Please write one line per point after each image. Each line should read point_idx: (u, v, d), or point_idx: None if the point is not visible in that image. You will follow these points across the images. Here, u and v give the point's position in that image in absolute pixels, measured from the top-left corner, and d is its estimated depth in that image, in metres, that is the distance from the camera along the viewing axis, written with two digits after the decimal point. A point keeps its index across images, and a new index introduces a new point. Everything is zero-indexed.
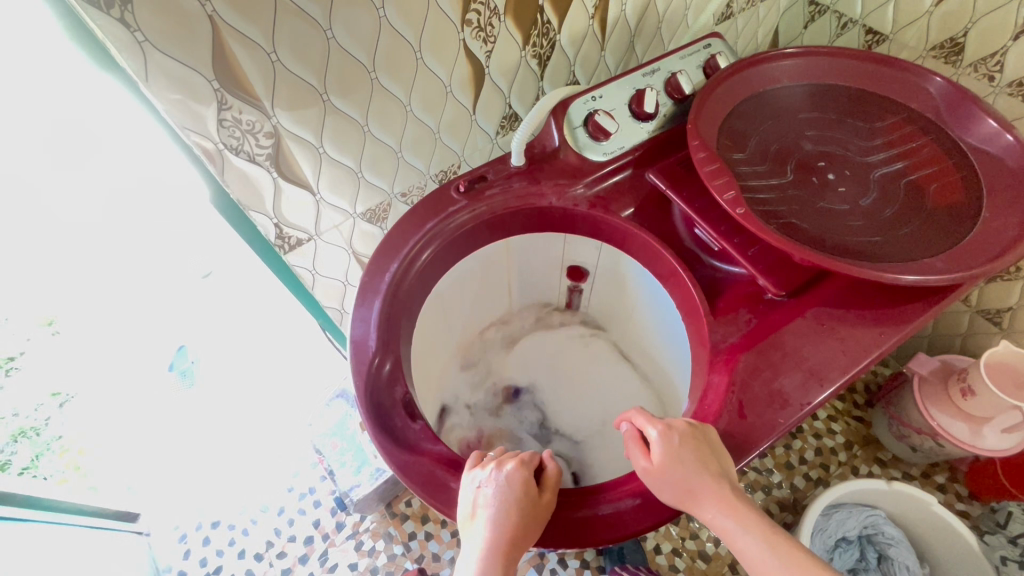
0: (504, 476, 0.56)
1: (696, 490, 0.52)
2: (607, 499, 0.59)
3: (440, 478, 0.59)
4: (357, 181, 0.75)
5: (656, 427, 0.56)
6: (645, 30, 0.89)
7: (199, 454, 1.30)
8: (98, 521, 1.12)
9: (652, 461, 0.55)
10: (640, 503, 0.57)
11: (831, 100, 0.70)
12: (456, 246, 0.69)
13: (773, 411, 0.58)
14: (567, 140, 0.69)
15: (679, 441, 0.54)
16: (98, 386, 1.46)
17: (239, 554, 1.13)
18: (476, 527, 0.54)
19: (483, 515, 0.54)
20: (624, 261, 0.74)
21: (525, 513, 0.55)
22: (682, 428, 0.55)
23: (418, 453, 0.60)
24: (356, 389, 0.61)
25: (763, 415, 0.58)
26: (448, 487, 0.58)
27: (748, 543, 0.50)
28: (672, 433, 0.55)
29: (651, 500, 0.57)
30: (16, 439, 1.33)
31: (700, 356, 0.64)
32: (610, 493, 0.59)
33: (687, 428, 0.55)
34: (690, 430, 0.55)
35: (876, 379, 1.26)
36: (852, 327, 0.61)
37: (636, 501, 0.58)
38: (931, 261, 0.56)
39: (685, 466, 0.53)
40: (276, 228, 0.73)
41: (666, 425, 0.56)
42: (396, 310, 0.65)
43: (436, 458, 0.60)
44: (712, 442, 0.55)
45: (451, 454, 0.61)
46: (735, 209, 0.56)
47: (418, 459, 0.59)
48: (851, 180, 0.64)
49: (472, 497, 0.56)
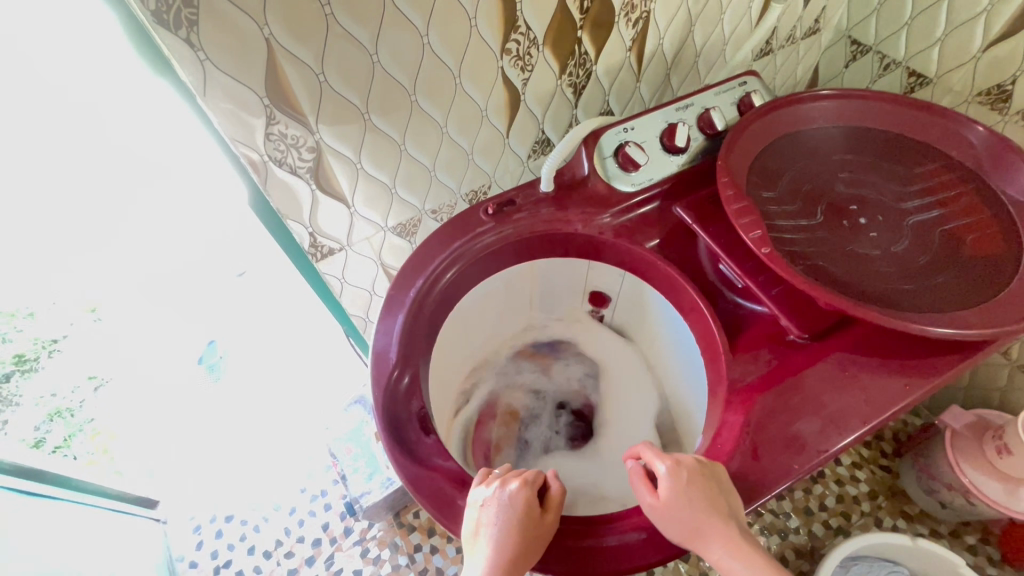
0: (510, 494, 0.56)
1: (701, 528, 0.51)
2: (614, 530, 0.58)
3: (447, 494, 0.59)
4: (391, 197, 0.79)
5: (664, 464, 0.55)
6: (682, 64, 0.92)
7: (221, 445, 1.35)
8: (122, 506, 1.17)
9: (659, 497, 0.54)
10: (645, 537, 0.57)
11: (869, 144, 0.69)
12: (482, 267, 0.70)
13: (787, 455, 0.56)
14: (597, 169, 0.68)
15: (687, 478, 0.53)
16: (130, 373, 1.55)
17: (249, 551, 1.15)
18: (479, 547, 0.54)
19: (486, 535, 0.54)
20: (646, 291, 0.74)
21: (527, 534, 0.54)
22: (691, 465, 0.54)
23: (428, 466, 0.60)
24: (374, 400, 0.62)
25: (777, 458, 0.56)
26: (455, 503, 0.59)
27: None
28: (680, 469, 0.54)
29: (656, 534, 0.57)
30: (53, 418, 1.41)
31: (716, 393, 0.63)
32: (618, 525, 0.59)
33: (698, 464, 0.55)
34: (699, 467, 0.54)
35: (906, 429, 1.22)
36: (876, 376, 0.58)
37: (641, 536, 0.57)
38: (963, 314, 0.54)
39: (692, 504, 0.52)
40: (310, 237, 0.77)
41: (674, 461, 0.55)
42: (419, 327, 0.66)
43: (446, 473, 0.60)
44: (720, 480, 0.54)
45: (460, 472, 0.61)
46: (761, 248, 0.56)
47: (428, 473, 0.60)
48: (883, 226, 0.63)
49: (475, 517, 0.56)
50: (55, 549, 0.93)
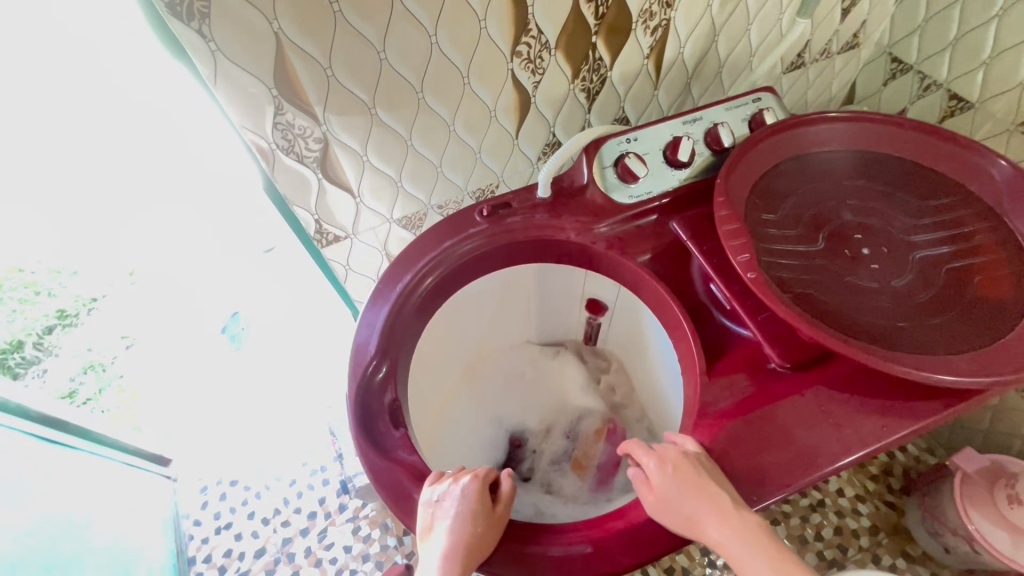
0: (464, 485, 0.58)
1: (695, 515, 0.51)
2: (560, 542, 0.57)
3: (405, 488, 0.58)
4: (397, 190, 0.81)
5: (651, 459, 0.56)
6: (704, 73, 0.90)
7: (234, 411, 1.42)
8: (137, 461, 1.25)
9: (652, 489, 0.54)
10: (591, 551, 0.56)
11: (883, 171, 0.67)
12: (468, 270, 0.70)
13: (747, 486, 0.54)
14: (595, 178, 0.68)
15: (673, 470, 0.54)
16: (158, 336, 1.67)
17: (249, 517, 1.21)
18: (434, 539, 0.55)
19: (442, 526, 0.55)
20: (642, 309, 0.75)
21: (480, 528, 0.56)
22: (677, 457, 0.55)
23: (392, 459, 0.60)
24: (349, 390, 0.61)
25: (737, 486, 0.54)
26: (412, 498, 0.58)
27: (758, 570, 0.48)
28: (665, 462, 0.54)
29: (605, 549, 0.56)
30: (86, 370, 1.57)
31: (688, 416, 0.62)
32: (565, 536, 0.58)
33: (686, 455, 0.55)
34: (687, 458, 0.54)
35: (918, 467, 1.17)
36: (854, 416, 0.56)
37: (587, 549, 0.56)
38: (954, 358, 0.52)
39: (681, 492, 0.52)
40: (316, 224, 0.80)
41: (660, 455, 0.56)
42: (402, 320, 0.66)
43: (409, 468, 0.60)
44: (711, 468, 0.54)
45: (423, 468, 0.61)
46: (747, 272, 0.55)
47: (391, 465, 0.59)
48: (887, 259, 0.61)
49: (430, 511, 0.56)
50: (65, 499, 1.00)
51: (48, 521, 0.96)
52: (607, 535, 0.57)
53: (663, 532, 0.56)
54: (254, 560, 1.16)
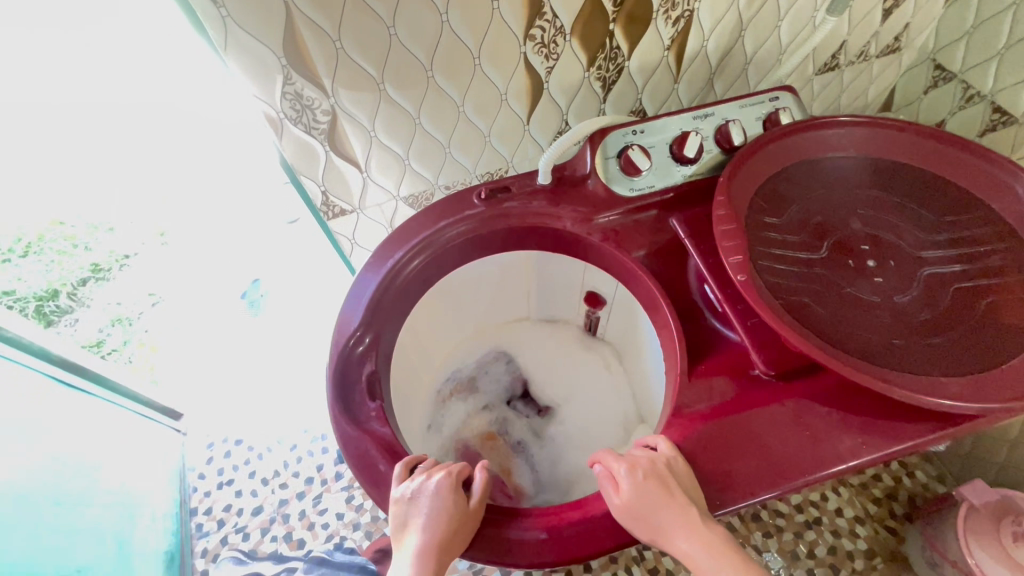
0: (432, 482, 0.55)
1: (665, 526, 0.50)
2: (519, 525, 0.56)
3: (372, 458, 0.57)
4: (404, 167, 0.82)
5: (622, 465, 0.54)
6: (729, 69, 0.87)
7: (245, 373, 1.47)
8: (150, 412, 1.31)
9: (620, 496, 0.52)
10: (545, 538, 0.54)
11: (900, 182, 0.64)
12: (458, 254, 0.69)
13: (709, 490, 0.53)
14: (597, 169, 0.67)
15: (644, 478, 0.52)
16: (185, 296, 1.68)
17: (250, 475, 1.26)
18: (408, 544, 0.53)
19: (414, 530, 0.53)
20: (638, 310, 0.74)
21: (451, 524, 0.53)
22: (647, 463, 0.53)
23: (364, 429, 0.59)
24: (329, 357, 0.62)
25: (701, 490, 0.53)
26: (378, 467, 0.57)
27: None
28: (636, 470, 0.52)
29: (561, 538, 0.54)
30: (115, 323, 1.61)
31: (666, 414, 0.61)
32: (525, 520, 0.56)
33: (659, 464, 0.53)
34: (660, 467, 0.52)
35: (924, 494, 1.12)
36: (834, 430, 0.55)
37: (542, 535, 0.55)
38: (948, 381, 0.51)
39: (651, 499, 0.50)
40: (323, 195, 0.81)
41: (630, 461, 0.54)
42: (390, 294, 0.65)
43: (379, 439, 0.58)
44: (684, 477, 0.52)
45: (394, 441, 0.59)
46: (737, 274, 0.54)
47: (361, 435, 0.58)
48: (892, 273, 0.58)
49: (401, 512, 0.54)
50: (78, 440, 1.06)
51: (60, 459, 1.01)
52: (565, 523, 0.55)
53: (620, 527, 0.54)
54: (251, 517, 1.21)
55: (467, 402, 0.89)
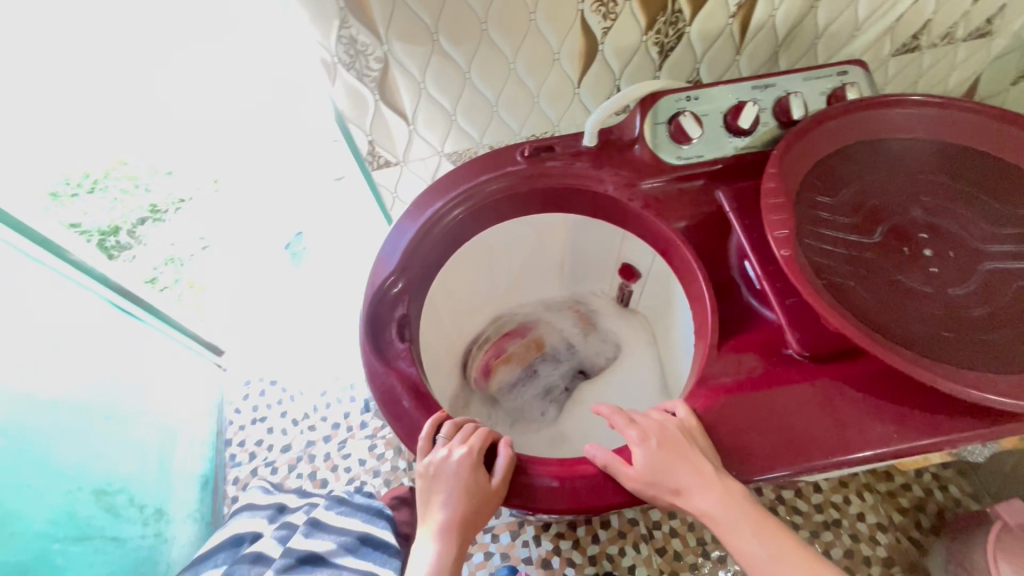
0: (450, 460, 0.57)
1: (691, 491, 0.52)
2: (531, 472, 0.57)
3: (397, 393, 0.59)
4: (450, 123, 0.82)
5: (635, 434, 0.55)
6: (797, 43, 0.82)
7: (283, 319, 1.53)
8: (194, 345, 1.39)
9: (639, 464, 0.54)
10: (556, 487, 0.56)
11: (971, 170, 0.60)
12: (496, 209, 0.70)
13: (726, 459, 0.54)
14: (646, 134, 0.65)
15: (658, 444, 0.53)
16: (232, 240, 1.76)
17: (282, 415, 1.33)
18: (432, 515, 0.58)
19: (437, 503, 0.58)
20: (673, 282, 0.73)
21: (471, 504, 0.56)
22: (661, 431, 0.54)
23: (391, 367, 0.61)
24: (364, 296, 0.63)
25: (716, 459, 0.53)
26: (402, 404, 0.59)
27: (748, 543, 0.51)
28: (649, 439, 0.54)
29: (572, 488, 0.55)
30: (167, 263, 1.69)
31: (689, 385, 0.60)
32: (537, 467, 0.58)
33: (671, 429, 0.54)
34: (673, 432, 0.54)
35: (955, 509, 1.08)
36: (864, 418, 0.54)
37: (554, 483, 0.56)
38: (995, 377, 0.48)
39: (673, 464, 0.52)
40: (369, 145, 0.83)
41: (644, 430, 0.55)
42: (426, 242, 0.66)
43: (404, 378, 0.60)
44: (698, 438, 0.54)
45: (419, 382, 0.61)
46: (780, 249, 0.52)
47: (388, 372, 0.60)
48: (950, 264, 0.55)
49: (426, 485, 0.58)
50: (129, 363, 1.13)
51: (114, 377, 1.08)
52: (578, 474, 0.56)
53: (631, 485, 0.55)
54: (280, 454, 1.28)
55: (567, 324, 0.93)
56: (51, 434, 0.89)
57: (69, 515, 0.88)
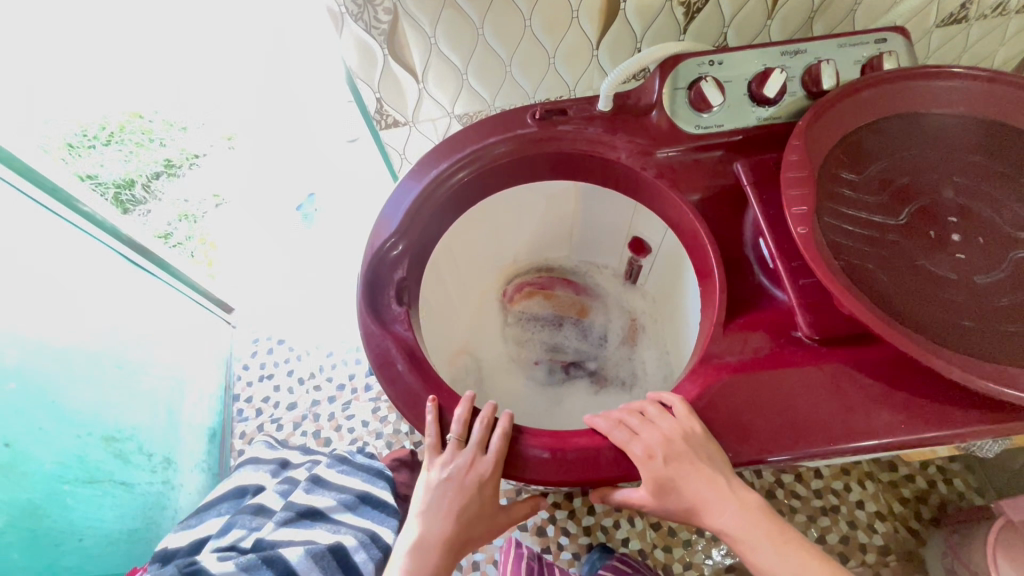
0: (470, 478, 0.56)
1: (704, 501, 0.51)
2: (523, 442, 0.56)
3: (392, 356, 0.58)
4: (461, 83, 0.79)
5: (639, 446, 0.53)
6: (834, 9, 0.77)
7: (292, 279, 1.54)
8: (204, 302, 1.40)
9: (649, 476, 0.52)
10: (547, 458, 0.55)
11: (1010, 151, 0.56)
12: (502, 173, 0.67)
13: (724, 441, 0.53)
14: (664, 100, 0.63)
15: (664, 460, 0.51)
16: (248, 198, 1.73)
17: (288, 373, 1.35)
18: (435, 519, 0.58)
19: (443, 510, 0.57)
20: (683, 258, 0.70)
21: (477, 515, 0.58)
22: (667, 438, 0.52)
23: (386, 330, 0.59)
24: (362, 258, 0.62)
25: (715, 439, 0.52)
26: (396, 367, 0.57)
27: (759, 552, 0.52)
28: (655, 456, 0.52)
29: (564, 461, 0.54)
30: (183, 219, 1.70)
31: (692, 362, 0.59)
32: (529, 437, 0.57)
33: (678, 444, 0.52)
34: (680, 449, 0.51)
35: (958, 503, 1.06)
36: (870, 404, 0.52)
37: (544, 455, 0.55)
38: (1015, 371, 0.46)
39: (684, 476, 0.51)
40: (377, 103, 0.80)
41: (647, 443, 0.52)
42: (429, 205, 0.64)
43: (399, 341, 0.59)
44: (704, 448, 0.52)
45: (415, 346, 0.59)
46: (797, 226, 0.50)
47: (383, 334, 0.59)
48: (978, 251, 0.52)
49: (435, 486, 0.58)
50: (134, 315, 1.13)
51: (122, 329, 1.09)
52: (570, 446, 0.55)
53: (623, 460, 0.54)
54: (286, 411, 1.30)
55: (615, 320, 0.90)
56: (60, 381, 0.91)
57: (79, 459, 0.91)
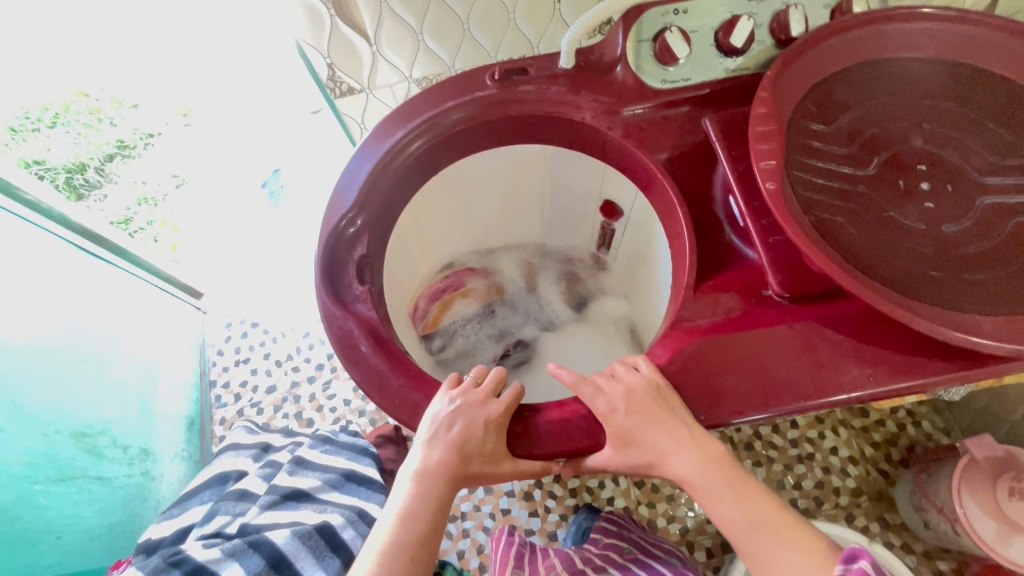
0: (480, 416, 0.54)
1: (665, 454, 0.52)
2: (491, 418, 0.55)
3: (354, 337, 0.56)
4: (417, 44, 0.75)
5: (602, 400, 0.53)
6: None
7: (261, 260, 1.49)
8: (171, 289, 1.35)
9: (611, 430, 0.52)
10: (518, 433, 0.54)
11: (978, 94, 0.55)
12: (462, 140, 0.64)
13: (697, 405, 0.53)
14: (628, 54, 0.60)
15: (625, 412, 0.52)
16: (208, 176, 1.66)
17: (265, 356, 1.32)
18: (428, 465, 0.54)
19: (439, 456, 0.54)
20: (654, 222, 0.69)
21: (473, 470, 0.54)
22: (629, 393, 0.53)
23: (348, 310, 0.57)
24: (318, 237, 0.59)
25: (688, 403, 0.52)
26: (359, 348, 0.55)
27: (724, 505, 0.53)
28: (616, 409, 0.52)
29: (536, 434, 0.54)
30: (141, 203, 1.62)
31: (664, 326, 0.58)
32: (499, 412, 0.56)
33: (640, 396, 0.52)
34: (642, 400, 0.52)
35: (926, 443, 1.10)
36: (839, 358, 0.52)
37: (516, 428, 0.54)
38: (979, 318, 0.46)
39: (644, 427, 0.51)
40: (329, 69, 0.76)
41: (610, 397, 0.53)
42: (386, 178, 0.61)
43: (361, 321, 0.57)
44: (668, 401, 0.52)
45: (378, 325, 0.57)
46: (765, 181, 0.48)
47: (344, 315, 0.57)
48: (947, 199, 0.52)
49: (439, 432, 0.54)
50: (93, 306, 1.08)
51: (83, 322, 1.04)
52: (542, 419, 0.55)
53: (595, 430, 0.53)
54: (265, 395, 1.28)
55: (542, 274, 0.93)
56: (19, 380, 0.87)
57: (48, 456, 0.88)
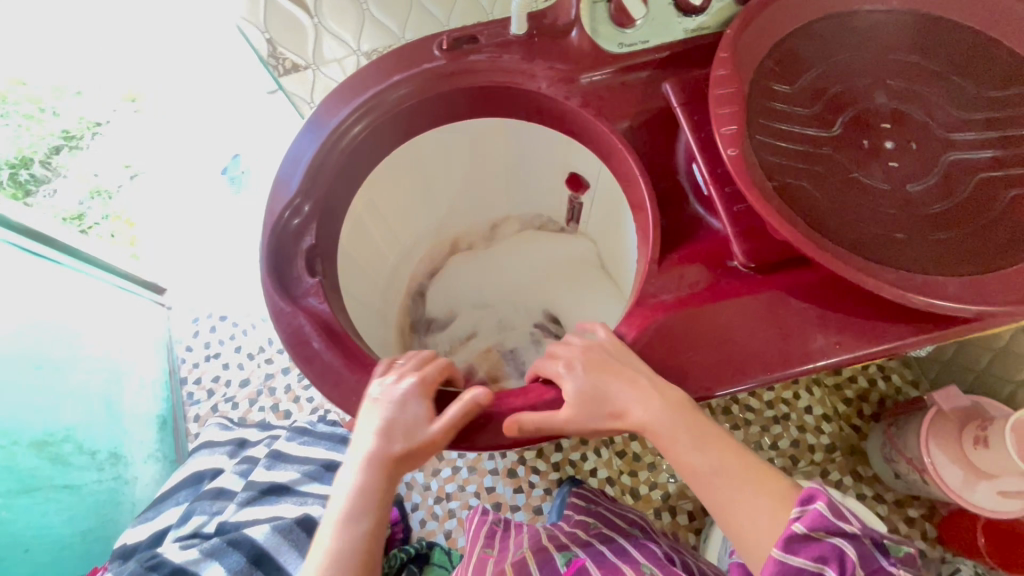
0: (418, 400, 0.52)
1: (629, 406, 0.50)
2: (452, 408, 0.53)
3: (304, 334, 0.53)
4: (362, 13, 0.71)
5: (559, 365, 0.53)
6: None
7: (225, 251, 1.43)
8: (132, 287, 1.31)
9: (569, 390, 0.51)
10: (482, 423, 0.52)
11: (941, 45, 0.53)
12: (411, 117, 0.61)
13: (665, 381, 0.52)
14: (581, 17, 0.56)
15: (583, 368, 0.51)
16: (163, 165, 1.55)
17: (236, 350, 1.28)
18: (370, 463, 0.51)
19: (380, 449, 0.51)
20: (619, 194, 0.67)
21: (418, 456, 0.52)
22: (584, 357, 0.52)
23: (298, 305, 0.54)
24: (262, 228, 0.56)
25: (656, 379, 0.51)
26: (311, 345, 0.53)
27: (695, 457, 0.50)
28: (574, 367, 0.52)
29: (501, 424, 0.53)
30: (92, 197, 1.47)
31: None
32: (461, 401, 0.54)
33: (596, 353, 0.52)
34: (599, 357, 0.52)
35: (896, 397, 1.13)
36: (805, 324, 0.51)
37: (477, 419, 0.53)
38: (939, 278, 0.46)
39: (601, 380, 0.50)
40: (268, 45, 0.71)
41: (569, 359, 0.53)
42: (331, 162, 0.58)
43: (312, 315, 0.54)
44: (626, 357, 0.51)
45: (330, 318, 0.55)
46: (726, 147, 0.47)
47: (294, 310, 0.54)
48: (911, 157, 0.50)
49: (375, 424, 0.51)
50: (47, 307, 1.03)
51: (38, 325, 1.00)
52: (504, 407, 0.53)
53: None
54: (239, 389, 1.25)
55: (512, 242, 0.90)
56: None
57: (9, 468, 0.84)
